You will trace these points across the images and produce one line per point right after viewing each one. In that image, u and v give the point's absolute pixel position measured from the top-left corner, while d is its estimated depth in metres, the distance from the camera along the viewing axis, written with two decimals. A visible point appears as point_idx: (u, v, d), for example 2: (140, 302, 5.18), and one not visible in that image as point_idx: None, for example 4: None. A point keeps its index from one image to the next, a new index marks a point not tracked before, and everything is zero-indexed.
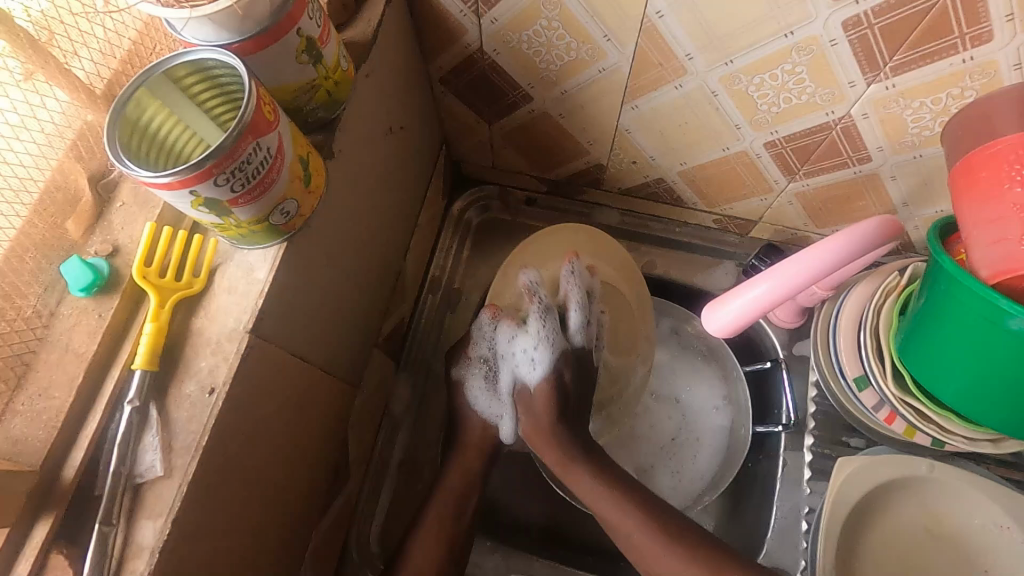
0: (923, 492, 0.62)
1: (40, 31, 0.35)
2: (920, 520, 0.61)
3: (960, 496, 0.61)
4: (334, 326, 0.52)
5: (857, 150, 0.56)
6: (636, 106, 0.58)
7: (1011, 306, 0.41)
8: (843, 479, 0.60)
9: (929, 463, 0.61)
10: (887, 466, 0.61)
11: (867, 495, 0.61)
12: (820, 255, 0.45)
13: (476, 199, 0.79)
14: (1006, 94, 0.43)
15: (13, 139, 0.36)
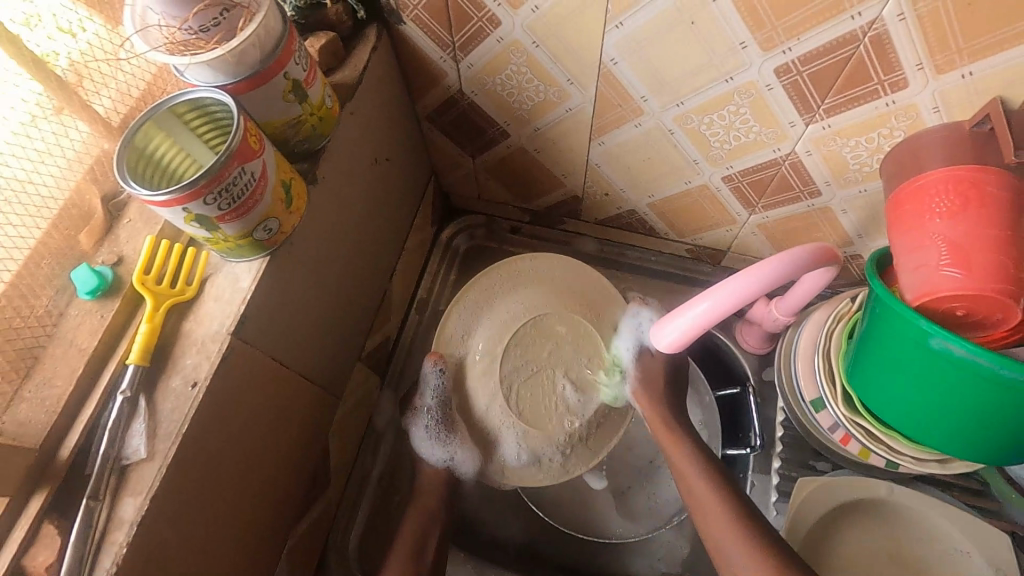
0: (886, 516, 0.63)
1: (69, 73, 0.42)
2: (883, 545, 0.63)
3: (922, 521, 0.63)
4: (316, 337, 0.56)
5: (806, 184, 0.60)
6: (602, 142, 0.63)
7: (929, 326, 0.44)
8: (802, 499, 0.63)
9: (888, 486, 0.63)
10: (845, 487, 0.63)
11: (826, 516, 0.63)
12: (755, 281, 0.47)
13: (464, 227, 0.84)
14: (932, 135, 0.48)
15: (40, 164, 0.42)
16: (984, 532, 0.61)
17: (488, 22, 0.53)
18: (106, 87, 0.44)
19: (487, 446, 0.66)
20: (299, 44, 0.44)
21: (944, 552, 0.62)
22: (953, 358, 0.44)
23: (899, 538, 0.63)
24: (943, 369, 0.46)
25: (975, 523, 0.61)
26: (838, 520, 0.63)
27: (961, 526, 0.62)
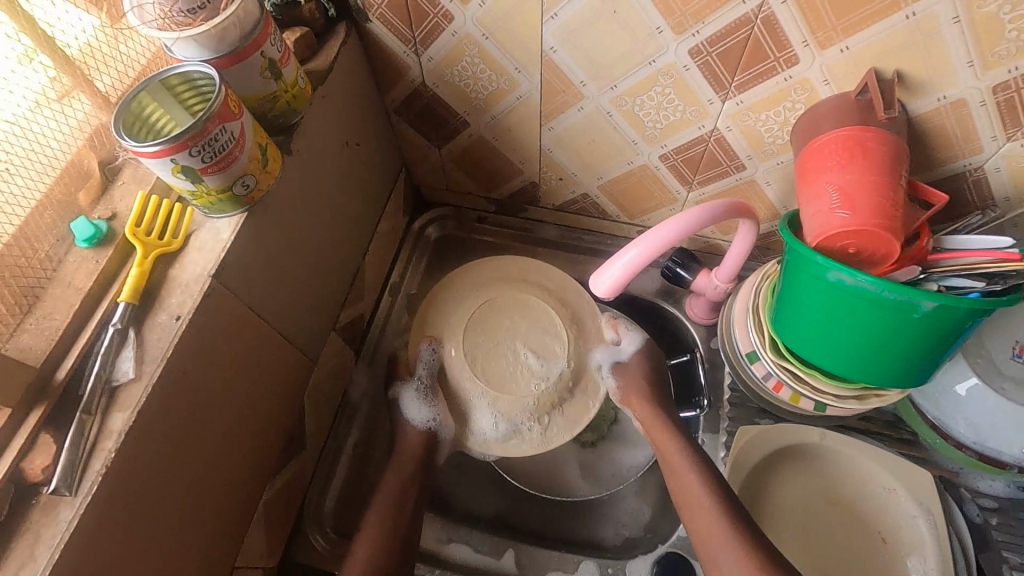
0: (820, 460, 0.69)
1: (75, 50, 0.48)
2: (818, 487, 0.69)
3: (854, 464, 0.68)
4: (292, 299, 0.62)
5: (732, 159, 0.68)
6: (552, 128, 0.71)
7: (823, 261, 0.50)
8: (741, 446, 0.69)
9: (821, 432, 0.69)
10: (780, 434, 0.69)
11: (764, 461, 0.69)
12: (670, 233, 0.54)
13: (434, 218, 0.91)
14: (828, 104, 0.56)
15: (48, 130, 0.47)
16: (909, 471, 0.66)
17: (443, 17, 0.61)
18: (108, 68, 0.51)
19: (470, 419, 0.73)
20: (275, 29, 0.51)
21: (875, 492, 0.67)
22: (846, 287, 0.50)
23: (832, 481, 0.69)
24: (840, 299, 0.52)
25: (899, 462, 0.66)
26: (775, 467, 0.70)
27: (892, 467, 0.67)
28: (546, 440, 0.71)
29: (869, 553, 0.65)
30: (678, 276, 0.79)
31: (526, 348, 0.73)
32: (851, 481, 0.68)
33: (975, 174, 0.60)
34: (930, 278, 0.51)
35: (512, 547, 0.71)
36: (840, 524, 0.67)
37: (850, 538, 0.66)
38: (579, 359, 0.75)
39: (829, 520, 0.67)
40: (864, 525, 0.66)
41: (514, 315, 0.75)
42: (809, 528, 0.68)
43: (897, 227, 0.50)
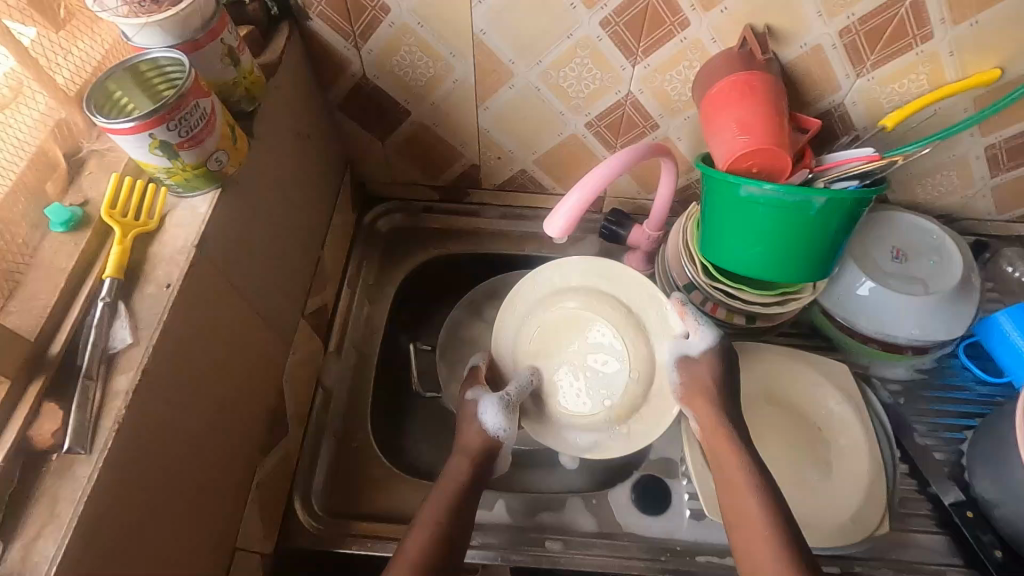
0: (761, 369, 0.78)
1: (33, 45, 0.49)
2: (762, 392, 0.77)
3: (788, 368, 0.78)
4: (266, 281, 0.64)
5: (647, 120, 0.78)
6: (487, 108, 0.78)
7: (736, 179, 0.60)
8: None
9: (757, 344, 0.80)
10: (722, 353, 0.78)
11: None
12: (604, 173, 0.62)
13: (383, 212, 0.96)
14: (718, 59, 0.67)
15: (13, 121, 0.48)
16: (834, 366, 0.77)
17: (380, 9, 0.67)
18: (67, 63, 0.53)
19: (556, 428, 0.76)
20: (231, 21, 0.55)
21: (807, 387, 0.77)
22: (756, 198, 0.61)
23: (774, 385, 0.77)
24: (754, 212, 0.62)
25: (824, 361, 0.77)
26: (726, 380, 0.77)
27: (815, 365, 0.77)
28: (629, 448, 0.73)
29: (812, 440, 0.74)
30: (616, 235, 0.88)
31: (592, 358, 0.77)
32: (786, 381, 0.77)
33: (838, 110, 0.73)
34: (813, 179, 0.63)
35: (501, 496, 0.75)
36: (785, 419, 0.76)
37: (796, 431, 0.75)
38: (646, 360, 0.75)
39: (777, 420, 0.75)
40: (803, 418, 0.76)
41: (581, 326, 0.78)
42: (761, 429, 0.75)
43: (786, 145, 0.61)
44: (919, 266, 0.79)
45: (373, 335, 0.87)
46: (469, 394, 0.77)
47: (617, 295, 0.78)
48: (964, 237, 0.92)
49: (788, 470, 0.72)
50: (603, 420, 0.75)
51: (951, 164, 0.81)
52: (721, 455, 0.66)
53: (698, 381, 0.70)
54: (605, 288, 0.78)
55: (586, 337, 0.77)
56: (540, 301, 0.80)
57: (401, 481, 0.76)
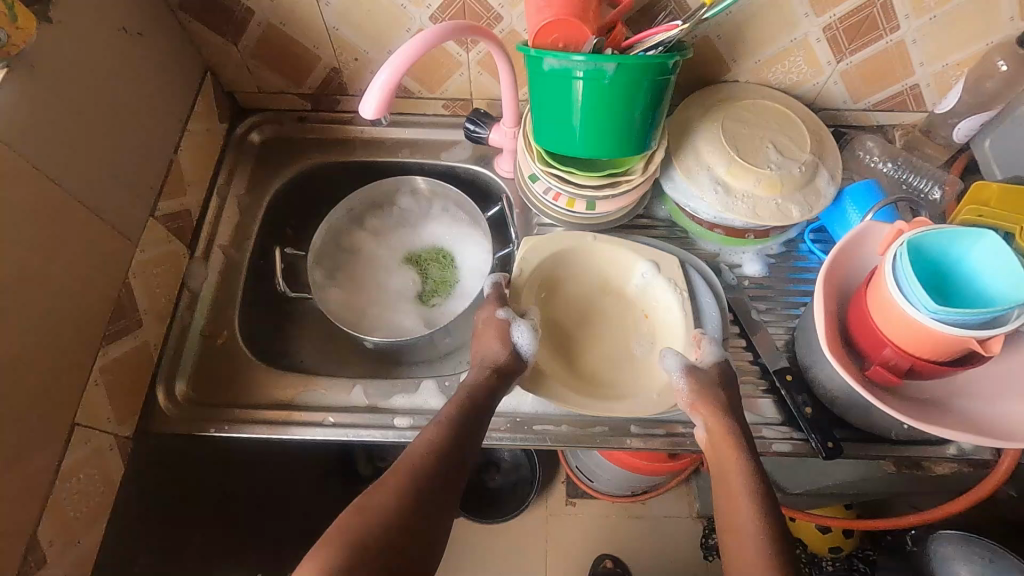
0: (597, 259, 0.83)
1: None
2: (598, 283, 0.83)
3: (622, 258, 0.82)
4: (95, 170, 0.67)
5: (488, 11, 0.78)
6: (327, 2, 0.78)
7: (537, 53, 0.62)
8: (527, 250, 0.81)
9: (594, 236, 0.82)
10: (559, 240, 0.81)
11: (549, 263, 0.81)
12: (396, 64, 0.63)
13: (255, 123, 0.96)
14: None
15: None
16: (661, 260, 0.80)
17: None
18: None
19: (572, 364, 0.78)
20: None
21: (640, 283, 0.81)
22: (558, 70, 0.62)
23: (610, 275, 0.83)
24: (557, 83, 0.64)
25: (657, 254, 0.81)
26: (563, 270, 0.83)
27: (642, 253, 0.81)
28: (753, 216, 0.77)
29: (642, 324, 0.81)
30: (475, 135, 0.90)
31: (771, 149, 0.78)
32: (622, 276, 0.83)
33: None
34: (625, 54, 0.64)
35: (361, 384, 0.80)
36: (616, 311, 0.83)
37: (627, 316, 0.82)
38: (814, 170, 0.79)
39: (609, 308, 0.83)
40: (636, 307, 0.82)
41: (784, 120, 0.81)
42: (597, 317, 0.82)
43: (588, 18, 0.62)
44: (752, 148, 0.78)
45: (242, 241, 0.89)
46: (498, 310, 0.76)
47: (799, 109, 0.83)
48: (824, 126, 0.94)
49: (619, 349, 0.80)
50: (746, 207, 0.77)
51: (794, 48, 0.82)
52: (720, 452, 0.66)
53: (704, 389, 0.70)
54: (790, 107, 0.83)
55: (777, 127, 0.80)
56: (734, 98, 0.84)
57: (266, 372, 0.80)
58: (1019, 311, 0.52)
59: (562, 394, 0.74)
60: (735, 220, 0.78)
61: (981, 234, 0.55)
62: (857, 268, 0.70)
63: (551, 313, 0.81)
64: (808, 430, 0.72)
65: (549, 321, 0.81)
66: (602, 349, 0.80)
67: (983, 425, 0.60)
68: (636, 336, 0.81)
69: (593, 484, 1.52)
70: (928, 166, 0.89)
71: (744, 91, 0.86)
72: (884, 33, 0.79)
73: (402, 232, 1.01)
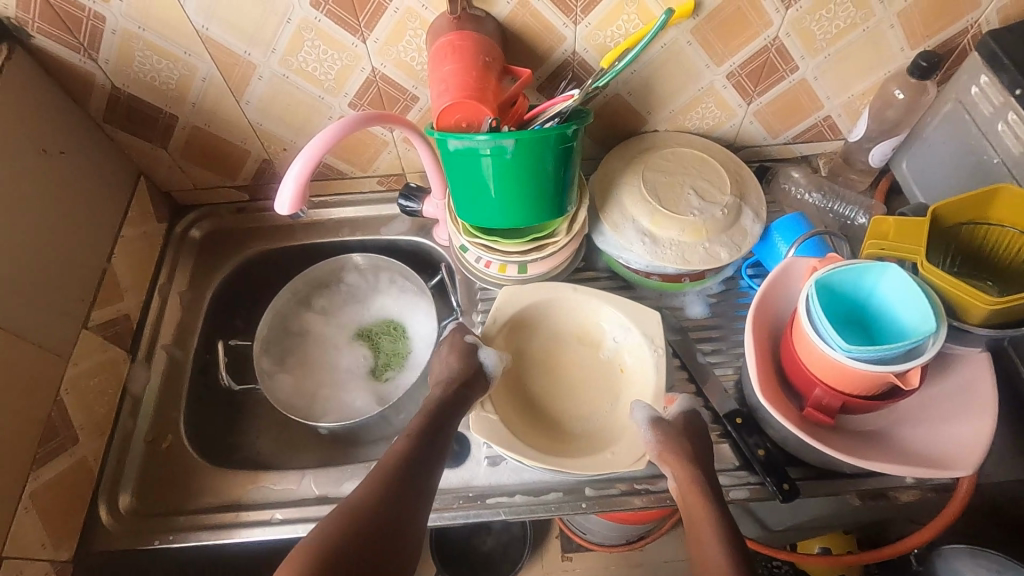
0: (574, 308, 0.80)
1: None
2: (572, 331, 0.82)
3: (595, 308, 0.79)
4: (16, 294, 0.67)
5: (403, 93, 0.81)
6: (248, 102, 0.80)
7: (439, 136, 0.64)
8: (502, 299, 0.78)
9: (574, 288, 0.79)
10: (534, 291, 0.78)
11: (522, 314, 0.79)
12: (299, 172, 0.65)
13: (194, 219, 0.97)
14: (433, 27, 0.70)
15: None
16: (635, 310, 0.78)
17: (94, 18, 0.68)
18: None
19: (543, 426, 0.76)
20: None
21: (613, 336, 0.79)
22: (462, 151, 0.64)
23: (584, 324, 0.81)
24: (464, 162, 0.66)
25: (628, 303, 0.78)
26: (537, 320, 0.81)
27: (620, 305, 0.78)
28: (682, 263, 0.78)
29: (613, 379, 0.79)
30: (409, 209, 0.91)
31: (692, 195, 0.80)
32: (597, 325, 0.80)
33: (576, 58, 0.77)
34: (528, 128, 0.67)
35: (311, 472, 0.78)
36: (587, 359, 0.81)
37: (598, 369, 0.80)
38: (737, 210, 0.80)
39: (581, 357, 0.81)
40: (608, 359, 0.80)
41: (703, 164, 0.83)
42: (567, 371, 0.80)
43: (486, 97, 0.64)
44: (673, 196, 0.80)
45: (185, 338, 0.89)
46: (466, 336, 0.77)
47: (716, 152, 0.86)
48: (750, 162, 0.96)
49: (588, 406, 0.78)
50: (674, 255, 0.78)
51: (703, 96, 0.85)
52: (692, 505, 0.64)
53: (670, 441, 0.68)
54: (707, 152, 0.85)
55: (696, 172, 0.82)
56: (653, 148, 0.86)
57: (212, 472, 0.79)
58: (929, 343, 0.53)
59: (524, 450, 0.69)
60: (666, 268, 0.79)
61: (885, 269, 0.56)
62: (788, 302, 0.71)
63: (520, 363, 0.80)
64: (762, 473, 0.71)
65: (518, 371, 0.79)
66: (569, 404, 0.78)
67: (924, 457, 0.60)
68: (602, 393, 0.79)
69: (586, 537, 1.48)
70: (851, 193, 0.92)
71: (662, 140, 0.88)
72: (785, 73, 0.82)
73: (349, 309, 1.00)
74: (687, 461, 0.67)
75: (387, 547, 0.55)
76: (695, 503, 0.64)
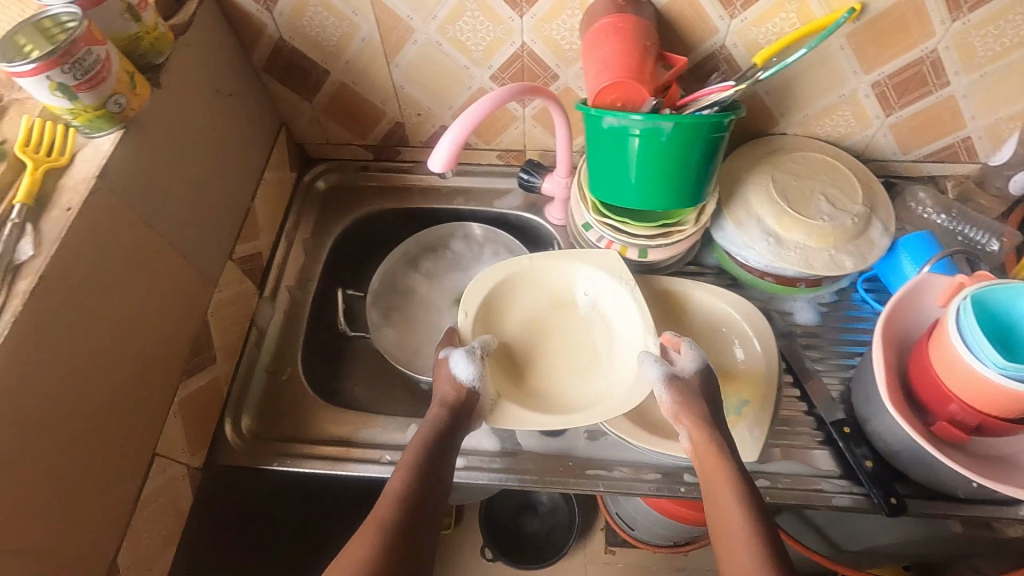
0: (546, 276, 0.82)
1: None
2: (546, 296, 0.83)
3: (569, 272, 0.82)
4: (186, 220, 0.73)
5: (545, 70, 0.83)
6: (397, 65, 0.84)
7: (596, 112, 0.66)
8: (476, 283, 0.79)
9: (530, 256, 0.81)
10: (500, 270, 0.80)
11: (496, 289, 0.80)
12: (459, 130, 0.67)
13: (321, 171, 1.03)
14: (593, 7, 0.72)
15: None
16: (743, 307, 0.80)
17: None
18: None
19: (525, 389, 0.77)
20: None
21: (587, 288, 0.81)
22: (616, 129, 0.66)
23: (556, 290, 0.82)
24: (615, 140, 0.67)
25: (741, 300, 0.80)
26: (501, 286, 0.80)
27: (598, 259, 0.80)
28: (806, 267, 0.77)
29: (602, 339, 0.80)
30: (528, 183, 0.94)
31: (822, 201, 0.80)
32: (569, 283, 0.82)
33: (722, 52, 0.78)
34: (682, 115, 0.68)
35: (414, 422, 0.82)
36: (594, 330, 0.81)
37: (578, 334, 0.81)
38: (867, 221, 0.80)
39: (568, 323, 0.82)
40: (597, 322, 0.81)
41: (834, 171, 0.83)
42: (557, 336, 0.81)
43: (645, 79, 0.66)
44: (803, 199, 0.80)
45: (305, 281, 0.94)
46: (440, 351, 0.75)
47: (848, 161, 0.85)
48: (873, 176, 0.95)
49: (588, 364, 0.79)
50: (798, 257, 0.78)
51: (842, 103, 0.84)
52: (709, 471, 0.63)
53: (687, 401, 0.68)
54: (839, 159, 0.85)
55: (827, 178, 0.82)
56: (783, 150, 0.86)
57: (324, 409, 0.83)
58: None
59: (517, 416, 0.71)
60: (787, 270, 0.79)
61: None
62: (918, 318, 0.70)
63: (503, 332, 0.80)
64: (868, 485, 0.70)
65: (505, 344, 0.80)
66: (558, 369, 0.79)
67: None
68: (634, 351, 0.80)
69: (632, 533, 1.46)
70: (983, 218, 0.88)
71: (791, 143, 0.88)
72: (933, 88, 0.80)
73: (452, 274, 1.04)
74: (699, 421, 0.67)
75: (427, 507, 0.60)
76: (712, 469, 0.63)
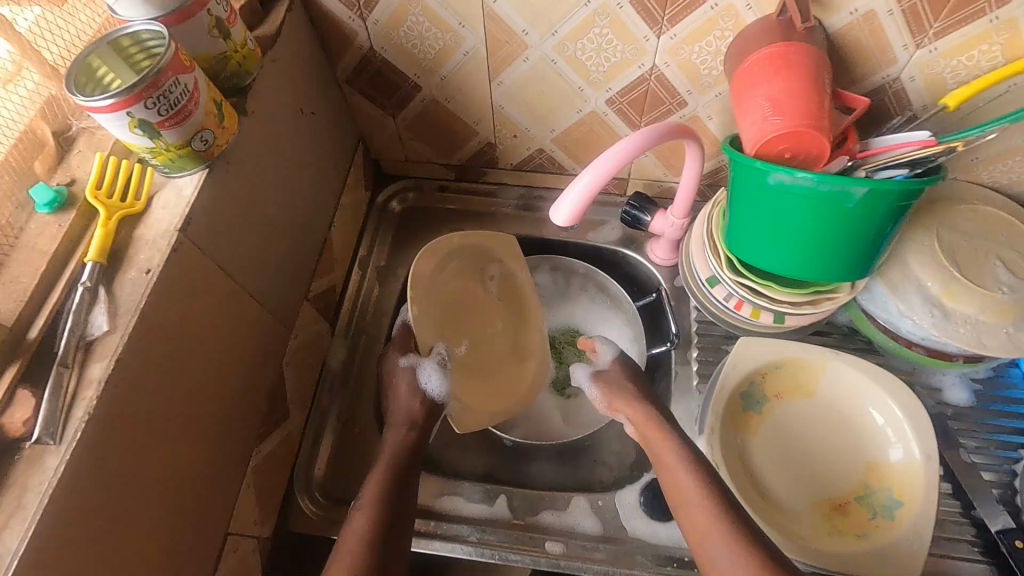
0: (490, 261, 0.85)
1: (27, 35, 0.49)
2: (501, 285, 0.86)
3: (511, 252, 0.86)
4: (266, 262, 0.63)
5: (673, 96, 0.71)
6: (500, 83, 0.73)
7: (763, 165, 0.54)
8: (420, 264, 0.74)
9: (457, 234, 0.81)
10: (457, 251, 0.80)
11: (453, 259, 0.80)
12: (596, 177, 0.56)
13: (397, 190, 0.93)
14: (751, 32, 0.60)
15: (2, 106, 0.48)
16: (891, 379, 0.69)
17: None
18: (58, 37, 0.51)
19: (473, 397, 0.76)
20: None
21: (516, 269, 0.87)
22: (786, 187, 0.54)
23: (505, 281, 0.86)
24: (779, 199, 0.56)
25: (895, 382, 0.69)
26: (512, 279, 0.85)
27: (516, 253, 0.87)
28: (982, 347, 0.65)
29: (519, 317, 0.87)
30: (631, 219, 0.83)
31: (1001, 267, 0.67)
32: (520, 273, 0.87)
33: (894, 85, 0.65)
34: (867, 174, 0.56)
35: (505, 491, 0.72)
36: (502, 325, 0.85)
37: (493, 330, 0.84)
38: None
39: (519, 309, 0.87)
40: (509, 310, 0.86)
41: (1012, 231, 0.70)
42: (500, 324, 0.85)
43: (825, 126, 0.54)
44: (978, 265, 0.67)
45: (380, 314, 0.85)
46: (402, 359, 0.76)
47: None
48: None
49: (506, 351, 0.84)
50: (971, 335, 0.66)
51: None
52: (656, 446, 0.66)
53: (616, 390, 0.73)
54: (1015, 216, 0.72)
55: (1002, 241, 0.69)
56: (948, 201, 0.73)
57: None
58: None
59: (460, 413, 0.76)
60: (954, 346, 0.67)
61: None
62: None
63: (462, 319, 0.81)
64: None
65: (453, 295, 0.79)
66: (505, 348, 0.84)
67: None
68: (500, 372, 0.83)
69: None
70: None
71: (956, 191, 0.75)
72: None
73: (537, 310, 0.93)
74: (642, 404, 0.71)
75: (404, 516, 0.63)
76: (655, 437, 0.66)
